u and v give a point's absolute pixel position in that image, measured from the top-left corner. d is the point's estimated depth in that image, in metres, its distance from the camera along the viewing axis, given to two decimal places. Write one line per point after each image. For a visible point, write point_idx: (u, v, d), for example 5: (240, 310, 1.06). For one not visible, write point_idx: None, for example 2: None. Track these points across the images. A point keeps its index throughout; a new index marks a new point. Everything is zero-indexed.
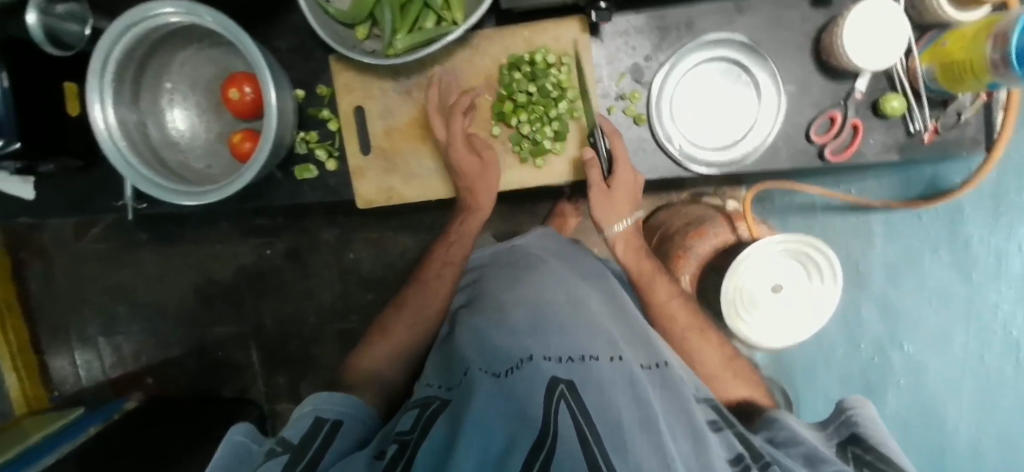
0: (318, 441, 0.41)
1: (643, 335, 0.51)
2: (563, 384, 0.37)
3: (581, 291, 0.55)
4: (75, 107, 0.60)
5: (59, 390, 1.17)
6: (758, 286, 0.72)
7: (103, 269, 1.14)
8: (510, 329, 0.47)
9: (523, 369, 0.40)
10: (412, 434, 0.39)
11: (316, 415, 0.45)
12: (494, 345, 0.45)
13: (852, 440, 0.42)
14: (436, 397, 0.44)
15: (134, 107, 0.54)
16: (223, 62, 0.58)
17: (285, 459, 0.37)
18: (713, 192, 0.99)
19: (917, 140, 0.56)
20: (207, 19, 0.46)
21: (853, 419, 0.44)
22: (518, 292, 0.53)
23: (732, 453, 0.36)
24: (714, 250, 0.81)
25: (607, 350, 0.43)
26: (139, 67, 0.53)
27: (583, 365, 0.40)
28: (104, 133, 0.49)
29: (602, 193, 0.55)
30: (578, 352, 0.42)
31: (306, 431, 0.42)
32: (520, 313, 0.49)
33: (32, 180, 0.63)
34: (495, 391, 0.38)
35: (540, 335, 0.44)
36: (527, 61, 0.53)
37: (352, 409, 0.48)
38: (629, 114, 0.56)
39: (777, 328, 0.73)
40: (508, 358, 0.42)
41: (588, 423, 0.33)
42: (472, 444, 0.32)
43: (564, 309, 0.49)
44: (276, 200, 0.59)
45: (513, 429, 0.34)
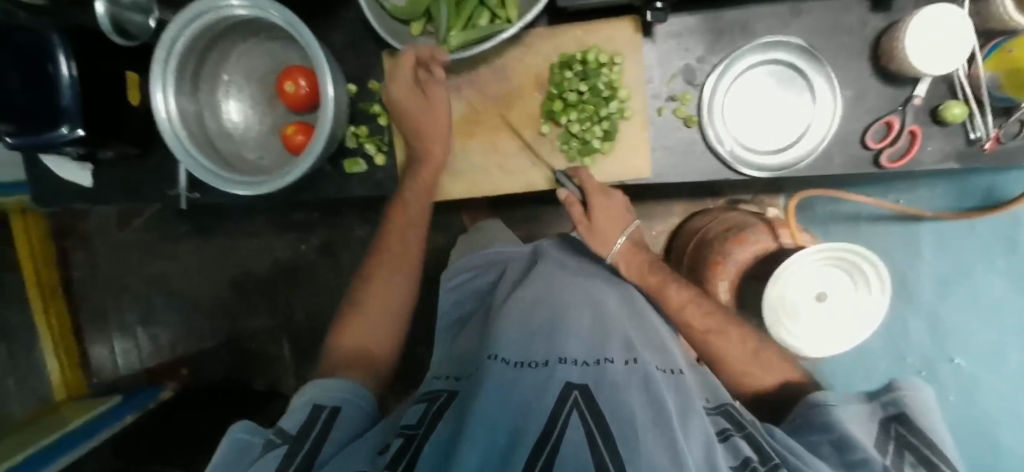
0: (316, 430, 0.39)
1: (659, 340, 0.49)
2: (577, 390, 0.35)
3: (599, 291, 0.53)
4: (136, 96, 0.61)
5: (99, 376, 1.21)
6: (799, 296, 0.71)
7: (145, 259, 1.18)
8: (526, 327, 0.45)
9: (540, 371, 0.38)
10: (418, 429, 0.38)
11: (314, 403, 0.43)
12: (508, 339, 0.43)
13: (898, 418, 0.37)
14: (443, 392, 0.44)
15: (193, 98, 0.56)
16: (279, 56, 0.59)
17: (281, 453, 0.36)
18: (750, 200, 1.01)
19: (978, 148, 0.54)
20: (271, 14, 0.48)
21: (898, 398, 0.38)
22: (536, 291, 0.51)
23: (738, 458, 0.33)
24: (754, 258, 0.79)
25: (623, 352, 0.41)
26: (200, 58, 0.55)
27: (599, 366, 0.38)
28: (164, 121, 0.52)
29: (583, 225, 0.56)
30: (591, 353, 0.40)
31: (305, 420, 0.40)
32: (541, 312, 0.47)
33: (91, 167, 0.65)
34: (506, 386, 0.37)
35: (558, 336, 0.42)
36: (579, 60, 0.53)
37: (347, 392, 0.45)
38: (679, 116, 0.55)
39: (821, 338, 0.73)
40: (527, 355, 0.41)
41: (598, 425, 0.31)
42: (474, 446, 0.31)
43: (585, 310, 0.47)
44: (325, 192, 0.60)
45: (521, 423, 0.33)
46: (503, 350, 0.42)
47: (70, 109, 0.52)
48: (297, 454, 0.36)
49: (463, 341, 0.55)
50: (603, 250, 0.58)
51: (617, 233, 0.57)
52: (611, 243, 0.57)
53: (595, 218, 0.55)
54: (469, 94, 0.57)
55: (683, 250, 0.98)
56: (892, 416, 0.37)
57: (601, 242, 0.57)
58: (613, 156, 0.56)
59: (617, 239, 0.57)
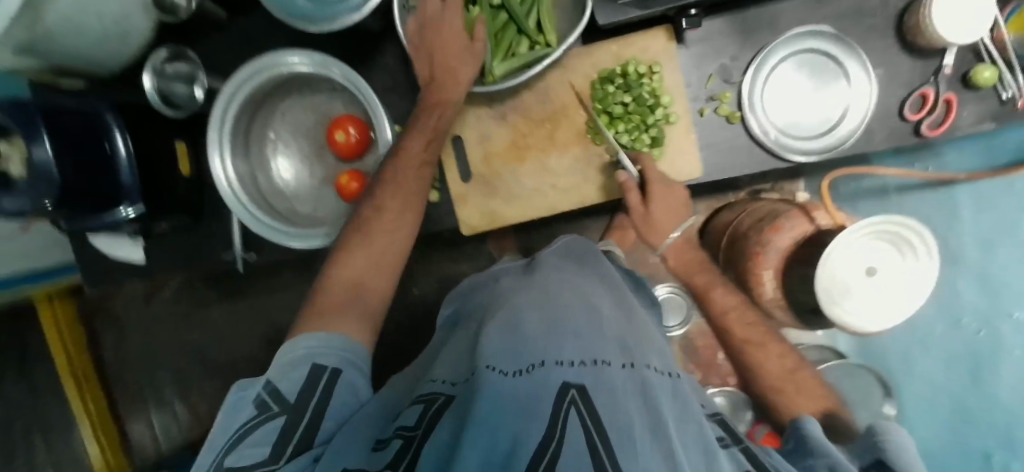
0: (317, 396, 0.39)
1: (652, 336, 0.41)
2: (574, 388, 0.28)
3: (596, 291, 0.44)
4: (187, 166, 0.63)
5: (140, 456, 1.18)
6: (853, 271, 0.68)
7: (175, 330, 1.16)
8: (515, 324, 0.37)
9: (530, 375, 0.30)
10: (416, 431, 0.31)
11: (314, 362, 0.41)
12: (493, 345, 0.34)
13: (880, 464, 0.36)
14: (442, 393, 0.35)
15: (245, 159, 0.58)
16: (323, 108, 0.60)
17: (280, 423, 0.36)
18: (770, 188, 0.99)
19: (1012, 107, 0.55)
20: (332, 71, 0.52)
21: (882, 444, 0.37)
22: (529, 292, 0.42)
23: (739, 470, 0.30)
24: (795, 243, 0.76)
25: (620, 353, 0.33)
26: (249, 118, 0.57)
27: (597, 365, 0.30)
28: (223, 183, 0.54)
29: (638, 214, 0.56)
30: (587, 351, 0.32)
31: (303, 385, 0.39)
32: (533, 311, 0.38)
33: (141, 241, 0.66)
34: (497, 389, 0.29)
35: (555, 332, 0.34)
36: (620, 73, 0.55)
37: (348, 352, 0.43)
38: (721, 113, 0.56)
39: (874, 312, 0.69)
40: (523, 360, 0.32)
41: (602, 433, 0.24)
42: (474, 450, 0.24)
43: (583, 304, 0.39)
44: None
45: (521, 428, 0.25)
46: (498, 359, 0.33)
47: (131, 187, 0.54)
48: (296, 427, 0.36)
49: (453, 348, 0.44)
50: (658, 242, 0.58)
51: (673, 225, 0.57)
52: (665, 233, 0.57)
53: (648, 204, 0.55)
54: (513, 120, 0.59)
55: (716, 246, 0.94)
56: (871, 463, 0.37)
57: (655, 233, 0.57)
58: (664, 162, 0.58)
59: (672, 232, 0.57)
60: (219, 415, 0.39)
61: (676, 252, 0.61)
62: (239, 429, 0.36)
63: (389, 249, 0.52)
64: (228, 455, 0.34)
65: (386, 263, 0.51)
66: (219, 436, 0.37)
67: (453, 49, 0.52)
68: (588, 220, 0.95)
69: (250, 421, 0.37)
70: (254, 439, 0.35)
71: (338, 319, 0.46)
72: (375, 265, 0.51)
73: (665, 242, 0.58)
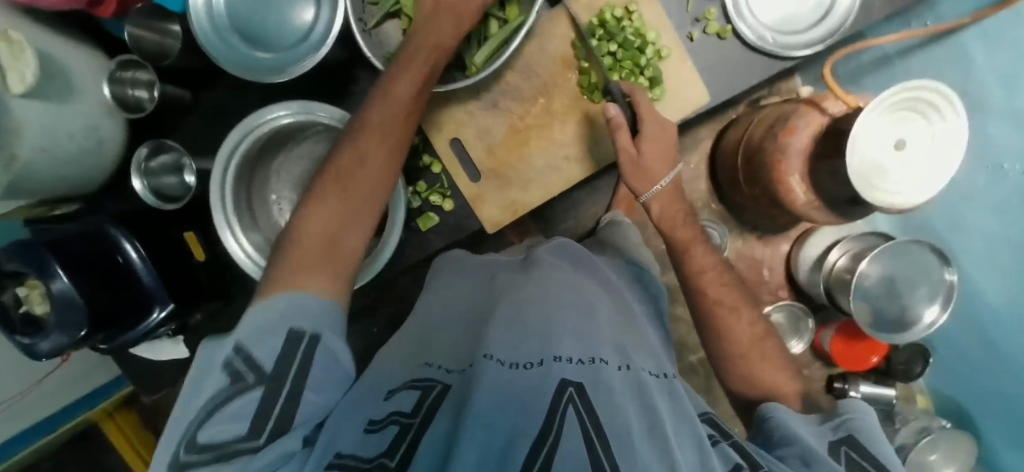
0: (297, 368, 0.34)
1: (641, 336, 0.45)
2: (572, 386, 0.31)
3: (592, 292, 0.47)
4: (200, 251, 0.61)
5: None
6: (878, 148, 0.65)
7: None
8: (518, 320, 0.39)
9: (534, 370, 0.33)
10: (414, 419, 0.32)
11: (291, 326, 0.35)
12: (497, 340, 0.37)
13: (847, 439, 0.35)
14: (437, 381, 0.37)
15: (256, 226, 0.56)
16: (311, 155, 0.59)
17: (257, 396, 0.32)
18: (769, 94, 0.95)
19: None
20: (322, 115, 0.53)
21: (847, 422, 0.37)
22: (524, 288, 0.45)
23: (729, 464, 0.30)
24: (814, 139, 0.72)
25: (616, 357, 0.37)
26: (246, 185, 0.56)
27: (593, 366, 0.34)
28: (246, 257, 0.54)
29: (630, 156, 0.52)
30: (584, 352, 0.35)
31: (281, 352, 0.33)
32: (532, 311, 0.41)
33: (181, 338, 0.65)
34: (500, 382, 0.31)
35: (552, 332, 0.37)
36: (598, 24, 0.53)
37: (327, 314, 0.37)
38: (712, 32, 0.54)
39: (917, 186, 0.66)
40: (521, 354, 0.35)
41: (597, 429, 0.27)
42: (471, 445, 0.26)
43: (580, 306, 0.42)
44: (411, 257, 0.62)
45: (518, 424, 0.27)
46: (496, 348, 0.35)
47: (155, 289, 0.54)
48: (276, 399, 0.32)
49: (437, 329, 0.48)
50: (642, 189, 0.55)
51: (662, 172, 0.55)
52: (654, 181, 0.54)
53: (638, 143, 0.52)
54: (505, 106, 0.57)
55: (732, 168, 0.90)
56: (841, 437, 0.36)
57: (643, 177, 0.54)
58: (669, 98, 0.55)
59: (662, 178, 0.55)
60: (189, 381, 0.34)
61: (667, 200, 0.58)
62: (207, 401, 0.31)
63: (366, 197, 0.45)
64: (198, 433, 0.30)
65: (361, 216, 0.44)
66: (180, 412, 0.32)
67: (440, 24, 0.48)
68: (595, 181, 0.89)
69: (218, 391, 0.32)
70: (227, 415, 0.30)
71: (308, 271, 0.39)
72: (354, 212, 0.44)
73: (652, 190, 0.55)
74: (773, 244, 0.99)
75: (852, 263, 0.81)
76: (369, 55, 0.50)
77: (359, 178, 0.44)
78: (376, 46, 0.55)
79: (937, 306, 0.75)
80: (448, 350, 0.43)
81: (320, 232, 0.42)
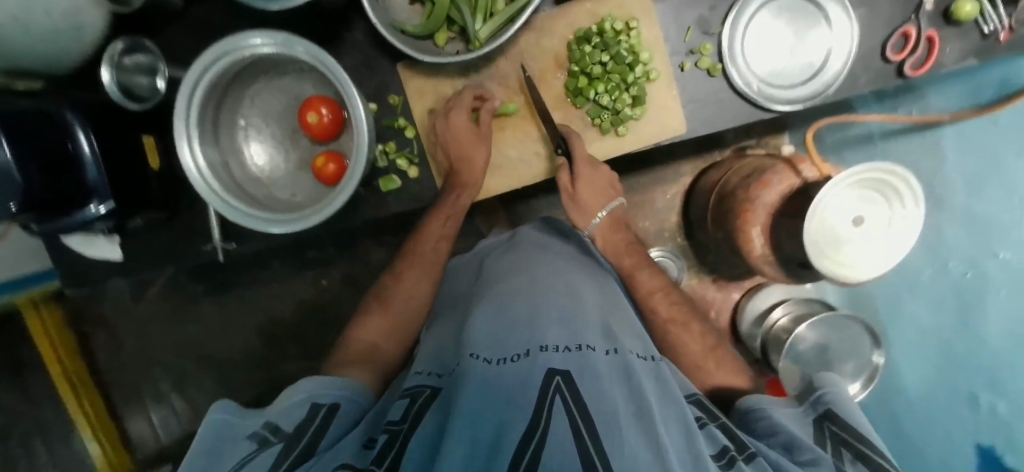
0: (314, 426, 0.41)
1: (630, 322, 0.50)
2: (559, 375, 0.35)
3: (578, 278, 0.55)
4: (156, 160, 0.61)
5: (141, 451, 1.21)
6: (840, 219, 0.66)
7: (166, 328, 1.19)
8: (507, 319, 0.45)
9: (522, 363, 0.38)
10: (402, 425, 0.37)
11: (313, 403, 0.43)
12: (483, 341, 0.42)
13: (827, 416, 0.42)
14: (426, 386, 0.43)
15: (216, 145, 0.56)
16: (293, 91, 0.59)
17: (277, 451, 0.37)
18: (755, 144, 0.98)
19: (994, 40, 0.55)
20: (298, 50, 0.50)
21: (823, 396, 0.44)
22: (515, 279, 0.53)
23: (716, 447, 0.35)
24: (782, 198, 0.74)
25: (602, 342, 0.42)
26: (218, 101, 0.55)
27: (580, 354, 0.39)
28: (194, 171, 0.51)
29: (567, 193, 0.60)
30: (571, 340, 0.40)
31: (302, 419, 0.41)
32: (520, 302, 0.47)
33: (118, 239, 0.65)
34: (484, 379, 0.35)
35: (536, 326, 0.42)
36: (596, 32, 0.54)
37: (347, 390, 0.47)
38: (702, 67, 0.55)
39: (867, 260, 0.68)
40: (505, 351, 0.40)
41: (582, 414, 0.31)
42: (457, 445, 0.30)
43: (566, 304, 0.47)
44: (363, 217, 0.60)
45: (505, 420, 0.31)
46: (480, 349, 0.41)
47: (99, 185, 0.52)
48: (291, 451, 0.38)
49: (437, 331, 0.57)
50: (584, 223, 0.64)
51: (600, 207, 0.62)
52: (591, 215, 0.63)
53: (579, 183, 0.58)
54: (490, 88, 0.58)
55: (704, 206, 0.93)
56: (822, 414, 0.42)
57: (581, 213, 0.63)
58: (647, 119, 0.57)
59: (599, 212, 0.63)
60: (200, 451, 0.38)
61: (609, 231, 0.65)
62: (233, 464, 0.36)
63: (399, 315, 0.63)
64: None
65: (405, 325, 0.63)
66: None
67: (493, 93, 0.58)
68: None
69: (248, 453, 0.37)
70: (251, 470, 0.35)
71: (352, 368, 0.53)
72: (392, 331, 0.62)
73: (590, 224, 0.64)
74: (726, 289, 1.02)
75: (791, 324, 0.85)
76: (374, 21, 0.48)
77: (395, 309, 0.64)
78: (382, 10, 0.55)
79: (858, 384, 0.79)
80: (435, 358, 0.48)
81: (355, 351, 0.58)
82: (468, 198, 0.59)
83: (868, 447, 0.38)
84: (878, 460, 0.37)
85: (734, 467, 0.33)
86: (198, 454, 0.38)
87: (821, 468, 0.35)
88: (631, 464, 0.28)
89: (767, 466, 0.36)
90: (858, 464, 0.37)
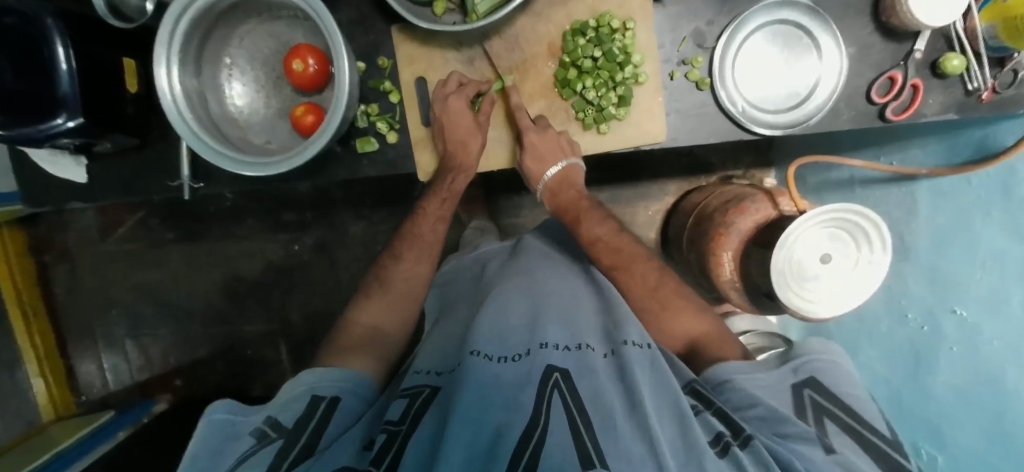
0: (314, 421, 0.43)
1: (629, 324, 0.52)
2: (558, 373, 0.39)
3: (578, 286, 0.59)
4: (134, 83, 0.59)
5: (86, 395, 1.19)
6: (807, 253, 0.64)
7: (129, 269, 1.17)
8: (506, 319, 0.48)
9: (523, 360, 0.41)
10: (402, 426, 0.39)
11: (313, 394, 0.47)
12: (483, 338, 0.45)
13: (809, 383, 0.45)
14: (427, 386, 0.46)
15: (196, 77, 0.55)
16: (283, 37, 0.59)
17: (276, 446, 0.39)
18: (741, 174, 1.02)
19: (977, 98, 0.55)
20: None
21: (807, 364, 0.47)
22: (516, 281, 0.56)
23: (713, 433, 0.37)
24: (757, 226, 0.74)
25: (601, 345, 0.46)
26: (204, 34, 0.54)
27: (579, 352, 0.42)
28: (168, 97, 0.51)
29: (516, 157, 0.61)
30: (572, 340, 0.44)
31: (301, 414, 0.44)
32: (519, 304, 0.51)
33: (84, 161, 0.63)
34: (486, 376, 0.39)
35: (536, 327, 0.46)
36: (592, 26, 0.55)
37: (343, 382, 0.49)
38: (691, 79, 0.56)
39: (840, 299, 0.65)
40: (506, 350, 0.44)
41: (581, 412, 0.34)
42: (457, 442, 0.32)
43: (561, 309, 0.51)
44: (335, 175, 0.60)
45: (503, 422, 0.34)
46: (482, 347, 0.44)
47: (69, 98, 0.50)
48: (291, 449, 0.39)
49: (441, 332, 0.59)
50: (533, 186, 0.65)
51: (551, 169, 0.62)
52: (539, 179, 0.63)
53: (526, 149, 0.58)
54: (481, 66, 0.59)
55: (682, 225, 0.94)
56: (803, 381, 0.46)
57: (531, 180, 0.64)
58: (630, 121, 0.58)
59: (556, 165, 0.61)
60: (207, 447, 0.41)
61: (559, 189, 0.65)
62: (235, 459, 0.39)
63: (399, 306, 0.64)
64: None
65: (403, 306, 0.64)
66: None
67: (487, 72, 0.59)
68: None
69: (248, 448, 0.40)
70: (251, 463, 0.37)
71: (346, 355, 0.55)
72: (403, 322, 0.64)
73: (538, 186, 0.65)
74: None
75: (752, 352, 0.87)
76: None
77: (405, 301, 0.65)
78: None
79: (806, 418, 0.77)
80: (434, 360, 0.52)
81: (356, 334, 0.61)
82: (463, 179, 0.62)
83: (860, 422, 0.41)
84: (872, 436, 0.40)
85: (728, 452, 0.35)
86: (204, 450, 0.40)
87: (807, 443, 0.38)
88: (626, 457, 0.30)
89: (763, 448, 0.36)
90: (846, 433, 0.40)
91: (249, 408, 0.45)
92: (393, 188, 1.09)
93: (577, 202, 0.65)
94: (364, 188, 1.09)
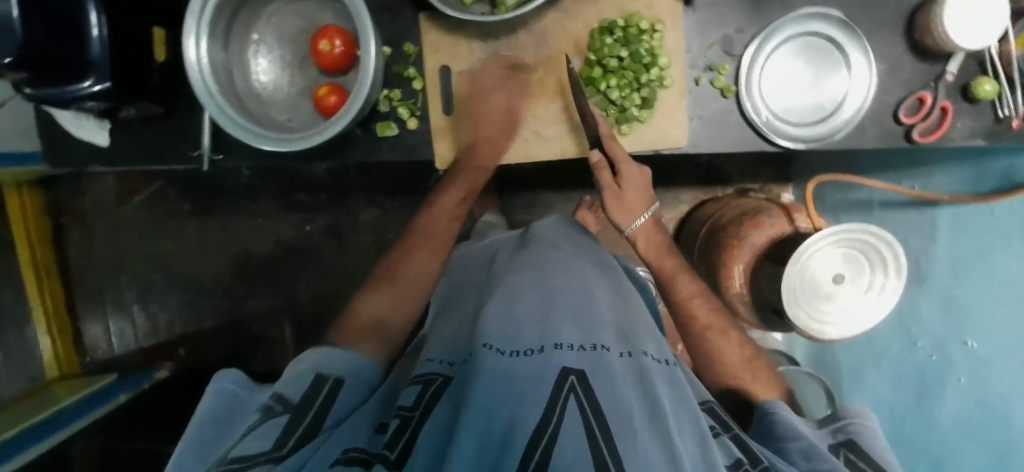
0: (319, 400, 0.43)
1: (647, 329, 0.51)
2: (574, 374, 0.37)
3: (594, 278, 0.57)
4: (161, 53, 0.59)
5: (92, 356, 1.20)
6: (822, 274, 0.63)
7: (142, 237, 1.18)
8: (520, 312, 0.48)
9: (537, 357, 0.40)
10: (414, 412, 0.40)
11: (318, 372, 0.46)
12: (496, 330, 0.45)
13: (847, 444, 0.45)
14: (439, 375, 0.45)
15: (223, 49, 0.56)
16: (310, 17, 0.60)
17: (283, 420, 0.40)
18: (759, 188, 1.01)
19: (1006, 126, 0.54)
20: None
21: (847, 426, 0.47)
22: (529, 275, 0.55)
23: (731, 458, 0.37)
24: (772, 241, 0.73)
25: (617, 344, 0.44)
26: (233, 10, 0.55)
27: (594, 353, 0.41)
28: (194, 66, 0.51)
29: (612, 191, 0.59)
30: (587, 339, 0.43)
31: (307, 389, 0.44)
32: (532, 298, 0.50)
33: (108, 125, 0.64)
34: (498, 370, 0.38)
35: (550, 323, 0.45)
36: (620, 26, 0.54)
37: (348, 365, 0.49)
38: (717, 85, 0.56)
39: (858, 320, 0.64)
40: (519, 345, 0.43)
41: (596, 416, 0.33)
42: (469, 433, 0.32)
43: (576, 303, 0.50)
44: (354, 157, 0.61)
45: (515, 416, 0.34)
46: (494, 340, 0.43)
47: (99, 64, 0.51)
48: (298, 425, 0.40)
49: (449, 322, 0.59)
50: (626, 223, 0.62)
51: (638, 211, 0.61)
52: (634, 215, 0.61)
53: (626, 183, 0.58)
54: (505, 59, 0.59)
55: (695, 233, 0.93)
56: (843, 442, 0.45)
57: (625, 211, 0.61)
58: (652, 125, 0.57)
59: (642, 213, 0.61)
60: (213, 414, 0.41)
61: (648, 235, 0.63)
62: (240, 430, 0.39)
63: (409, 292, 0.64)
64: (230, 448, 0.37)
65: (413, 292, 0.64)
66: (198, 443, 0.38)
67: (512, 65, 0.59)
68: None
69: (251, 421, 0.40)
70: (255, 434, 0.38)
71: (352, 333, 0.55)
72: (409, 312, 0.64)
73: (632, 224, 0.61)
74: None
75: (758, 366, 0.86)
76: None
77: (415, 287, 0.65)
78: None
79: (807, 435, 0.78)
80: (447, 347, 0.52)
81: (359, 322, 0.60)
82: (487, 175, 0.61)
83: None
84: None
85: None
86: (211, 416, 0.41)
87: None
88: (644, 464, 0.30)
89: None
90: None
91: (254, 385, 0.46)
92: (409, 177, 1.09)
93: (661, 247, 0.63)
94: (379, 175, 1.10)
